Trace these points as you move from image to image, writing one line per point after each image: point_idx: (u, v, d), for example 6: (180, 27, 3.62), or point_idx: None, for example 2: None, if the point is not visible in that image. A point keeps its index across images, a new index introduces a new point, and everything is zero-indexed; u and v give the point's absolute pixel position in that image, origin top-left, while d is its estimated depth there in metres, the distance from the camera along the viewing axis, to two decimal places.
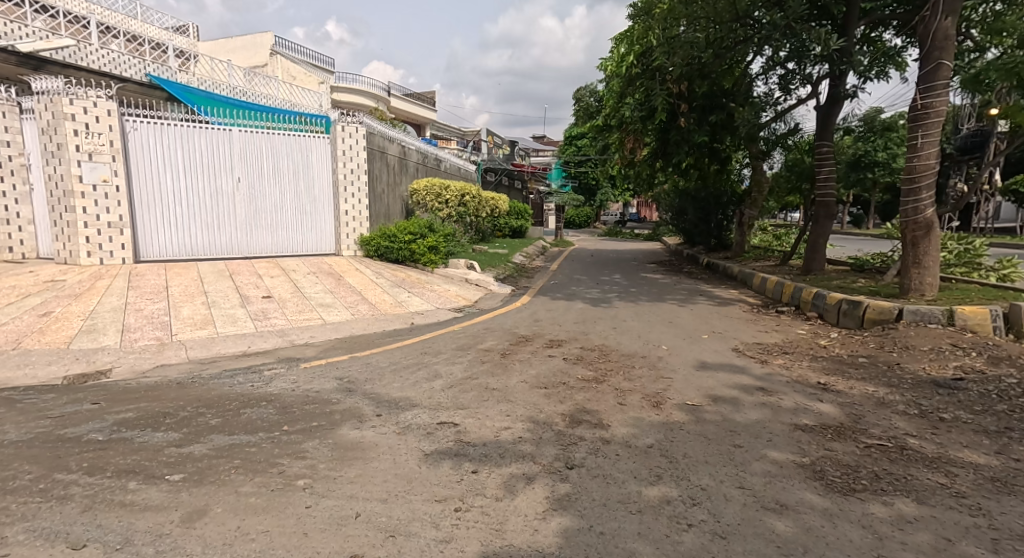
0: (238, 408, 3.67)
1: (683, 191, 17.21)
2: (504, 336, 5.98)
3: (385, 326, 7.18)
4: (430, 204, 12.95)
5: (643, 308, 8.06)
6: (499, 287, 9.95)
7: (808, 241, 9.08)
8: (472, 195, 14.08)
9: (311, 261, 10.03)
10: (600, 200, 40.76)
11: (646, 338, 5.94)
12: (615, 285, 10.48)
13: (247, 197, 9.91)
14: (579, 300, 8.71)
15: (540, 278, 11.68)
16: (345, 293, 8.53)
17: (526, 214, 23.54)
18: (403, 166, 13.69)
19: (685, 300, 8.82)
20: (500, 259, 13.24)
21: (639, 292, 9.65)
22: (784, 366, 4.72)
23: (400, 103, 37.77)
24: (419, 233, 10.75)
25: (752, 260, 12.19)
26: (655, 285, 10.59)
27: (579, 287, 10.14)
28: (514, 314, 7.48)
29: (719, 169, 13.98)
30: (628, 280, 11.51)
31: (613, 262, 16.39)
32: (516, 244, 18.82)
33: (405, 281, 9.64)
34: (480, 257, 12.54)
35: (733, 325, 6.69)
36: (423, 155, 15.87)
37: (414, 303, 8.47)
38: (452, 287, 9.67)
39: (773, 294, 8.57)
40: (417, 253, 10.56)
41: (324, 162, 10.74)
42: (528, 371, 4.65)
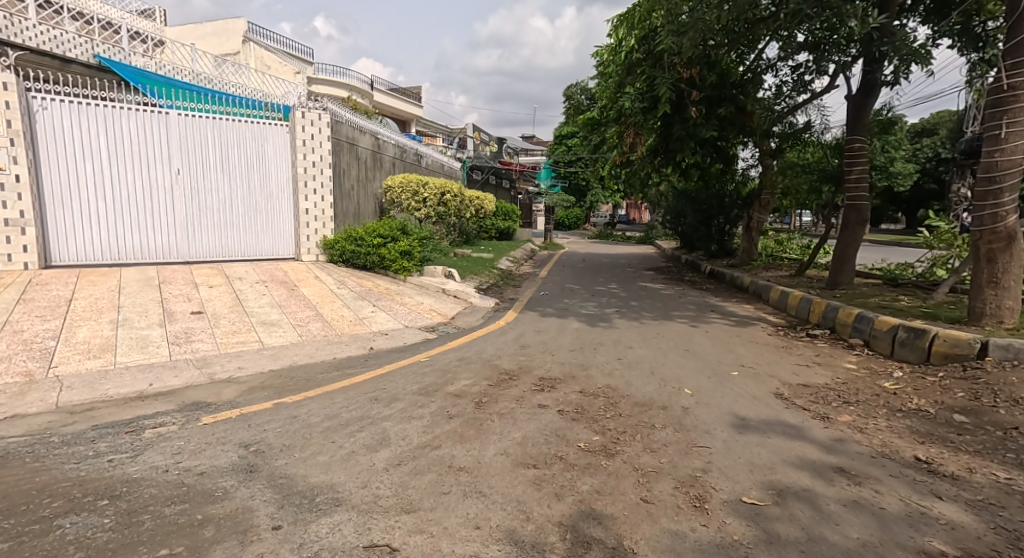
0: (51, 517, 2.36)
1: (682, 192, 16.05)
2: (481, 373, 4.71)
3: (337, 351, 5.88)
4: (407, 203, 11.67)
5: (649, 328, 6.82)
6: (480, 299, 8.64)
7: (835, 251, 7.97)
8: (455, 194, 12.80)
9: (263, 268, 8.68)
10: (590, 201, 39.61)
11: (661, 375, 4.70)
12: (612, 298, 9.23)
13: (187, 193, 8.52)
14: (574, 317, 7.45)
15: (528, 288, 10.43)
16: (296, 307, 7.20)
17: (514, 215, 22.26)
18: (378, 160, 12.35)
19: (696, 318, 7.60)
20: (484, 266, 11.93)
21: (641, 307, 8.41)
22: (855, 425, 3.51)
23: (383, 97, 36.35)
24: (391, 236, 9.45)
25: (762, 269, 11.04)
26: (658, 298, 9.36)
27: (573, 300, 8.88)
28: (497, 337, 6.21)
29: (723, 168, 12.84)
30: (626, 290, 10.27)
31: (607, 268, 15.20)
32: (502, 247, 17.54)
33: (370, 292, 8.30)
34: (462, 263, 11.24)
35: (762, 355, 5.47)
36: (402, 149, 14.52)
37: (378, 321, 7.16)
38: (426, 300, 8.34)
39: (797, 312, 7.41)
40: (388, 259, 9.25)
41: (281, 152, 9.38)
42: (510, 435, 3.39)
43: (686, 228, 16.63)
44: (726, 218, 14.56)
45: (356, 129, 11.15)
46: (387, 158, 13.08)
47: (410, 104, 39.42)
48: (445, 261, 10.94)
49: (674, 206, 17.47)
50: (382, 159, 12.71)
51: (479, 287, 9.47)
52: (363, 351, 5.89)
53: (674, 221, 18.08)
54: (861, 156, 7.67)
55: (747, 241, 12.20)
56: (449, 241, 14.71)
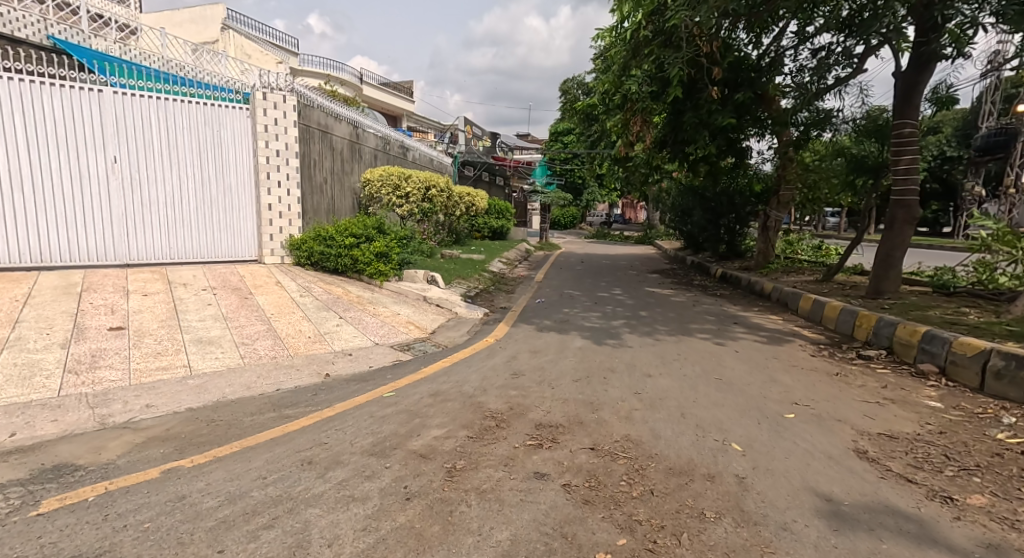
0: None
1: (688, 189, 14.95)
2: (460, 419, 3.58)
3: (286, 377, 4.73)
4: (388, 198, 10.52)
5: (667, 346, 5.71)
6: (467, 308, 7.48)
7: (877, 253, 6.89)
8: (443, 190, 11.67)
9: (216, 272, 7.54)
10: (586, 200, 38.55)
11: (696, 419, 3.60)
12: (618, 307, 8.10)
13: (127, 183, 7.32)
14: (576, 331, 6.33)
15: (522, 294, 9.31)
16: (246, 320, 6.03)
17: (508, 213, 21.12)
18: (355, 151, 11.18)
19: (719, 332, 6.49)
20: (473, 268, 10.80)
21: (652, 318, 7.28)
22: (998, 514, 2.42)
23: (373, 91, 35.14)
24: (365, 235, 8.31)
25: (781, 274, 9.96)
26: (670, 307, 8.24)
27: (574, 309, 7.79)
28: (484, 359, 5.08)
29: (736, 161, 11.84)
30: (632, 297, 9.15)
31: (608, 270, 14.12)
32: (495, 248, 16.41)
33: (338, 301, 7.15)
34: (449, 266, 10.11)
35: (816, 385, 4.36)
36: (384, 140, 13.33)
37: (344, 337, 6.00)
38: (403, 310, 7.18)
39: (837, 326, 6.32)
40: (363, 262, 8.12)
41: (239, 139, 8.20)
42: (494, 536, 2.27)
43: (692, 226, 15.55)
44: (736, 218, 13.49)
45: (329, 115, 9.98)
46: (366, 149, 11.90)
47: (402, 98, 38.16)
48: (429, 264, 9.78)
49: (678, 204, 16.38)
50: (360, 150, 11.54)
51: (465, 293, 8.32)
52: (318, 378, 4.75)
53: (677, 220, 17.01)
54: (912, 144, 6.54)
55: (762, 242, 11.10)
56: (436, 240, 13.55)
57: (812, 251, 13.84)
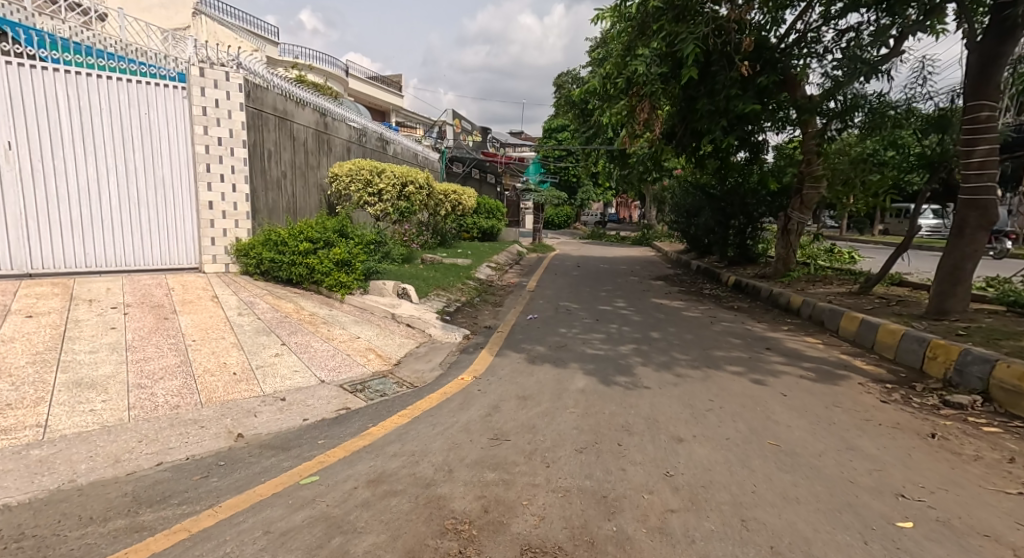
0: None
1: (695, 186, 13.71)
2: (404, 538, 2.31)
3: (180, 440, 3.42)
4: (359, 194, 9.21)
5: (694, 387, 4.47)
6: (442, 330, 6.18)
7: (941, 264, 5.68)
8: (426, 187, 10.37)
9: (135, 284, 6.22)
10: (580, 199, 37.33)
11: (766, 537, 2.36)
12: (625, 327, 6.85)
13: (25, 175, 5.97)
14: (576, 365, 5.06)
15: (511, 308, 8.03)
16: (155, 351, 4.70)
17: (500, 212, 19.81)
18: (322, 142, 9.86)
19: (753, 362, 5.24)
20: (453, 277, 9.48)
21: (667, 344, 6.03)
22: None
23: (358, 84, 33.65)
24: (324, 240, 7.02)
25: (807, 285, 8.74)
26: (685, 326, 6.98)
27: (572, 329, 6.53)
28: (456, 413, 3.79)
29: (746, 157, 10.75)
30: (639, 313, 7.89)
31: (608, 276, 12.88)
32: (484, 251, 15.13)
33: (285, 323, 5.86)
34: (427, 276, 8.80)
35: (915, 458, 3.12)
36: (359, 133, 11.99)
37: (280, 373, 4.69)
38: (364, 334, 5.87)
39: (900, 356, 5.09)
40: (321, 271, 6.83)
41: (172, 124, 6.84)
42: None
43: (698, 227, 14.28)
44: (748, 220, 12.28)
45: (289, 99, 8.66)
46: (336, 141, 10.56)
47: (390, 93, 36.69)
48: (401, 274, 8.48)
49: (683, 204, 15.13)
50: (329, 142, 10.20)
51: (443, 309, 7.03)
52: (224, 442, 3.45)
53: (681, 221, 15.77)
54: (990, 131, 5.32)
55: (781, 248, 9.87)
56: (417, 243, 12.26)
57: (827, 256, 12.64)
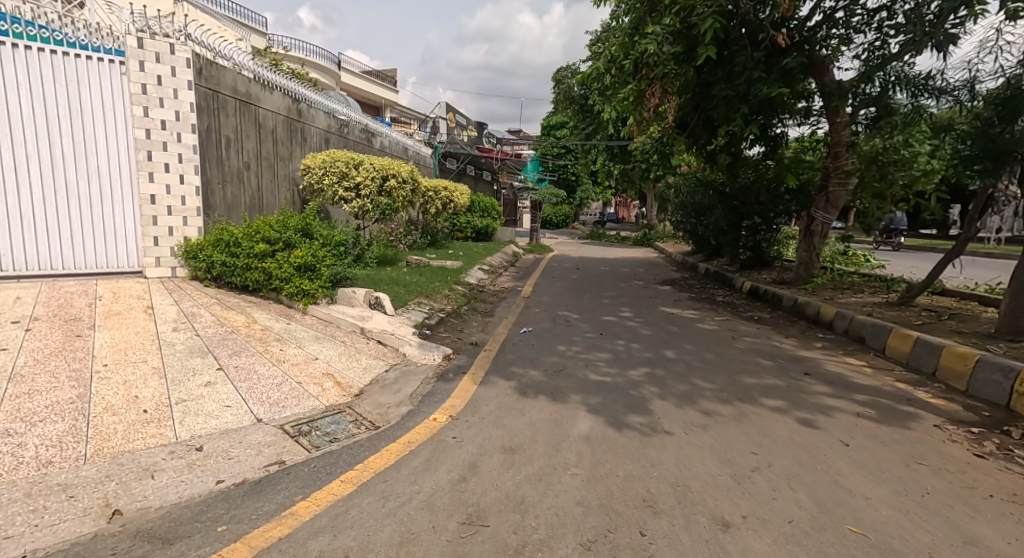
0: None
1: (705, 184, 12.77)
2: None
3: (27, 523, 2.45)
4: (333, 189, 8.22)
5: (728, 432, 3.52)
6: (418, 350, 5.20)
7: (1017, 273, 4.73)
8: (411, 182, 9.38)
9: (54, 293, 5.27)
10: (579, 198, 36.39)
11: None
12: (633, 344, 5.90)
13: None
14: (578, 398, 4.11)
15: (503, 320, 7.07)
16: (48, 382, 3.72)
17: (495, 211, 18.83)
18: (294, 131, 8.89)
19: (793, 395, 4.29)
20: (438, 283, 8.50)
21: (684, 367, 5.08)
22: None
23: (350, 78, 32.61)
24: (285, 241, 6.05)
25: (834, 294, 7.81)
26: (703, 344, 6.03)
27: (572, 348, 5.58)
28: (419, 477, 2.84)
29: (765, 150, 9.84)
30: (648, 326, 6.94)
31: (610, 281, 11.93)
32: (477, 252, 14.17)
33: (228, 341, 4.88)
34: (407, 282, 7.83)
35: None
36: (339, 123, 11.02)
37: (206, 410, 3.72)
38: (323, 356, 4.89)
39: (978, 389, 4.14)
40: (280, 278, 5.87)
41: (108, 104, 5.88)
42: None
43: (708, 226, 13.34)
44: (762, 220, 11.34)
45: (253, 81, 7.66)
46: (311, 131, 9.59)
47: (383, 88, 35.70)
48: (378, 279, 7.51)
49: (690, 202, 14.19)
50: (303, 131, 9.23)
51: (421, 323, 6.05)
52: (90, 526, 2.48)
53: (688, 221, 14.84)
54: None
55: (803, 251, 8.93)
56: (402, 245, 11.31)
57: (844, 259, 11.72)
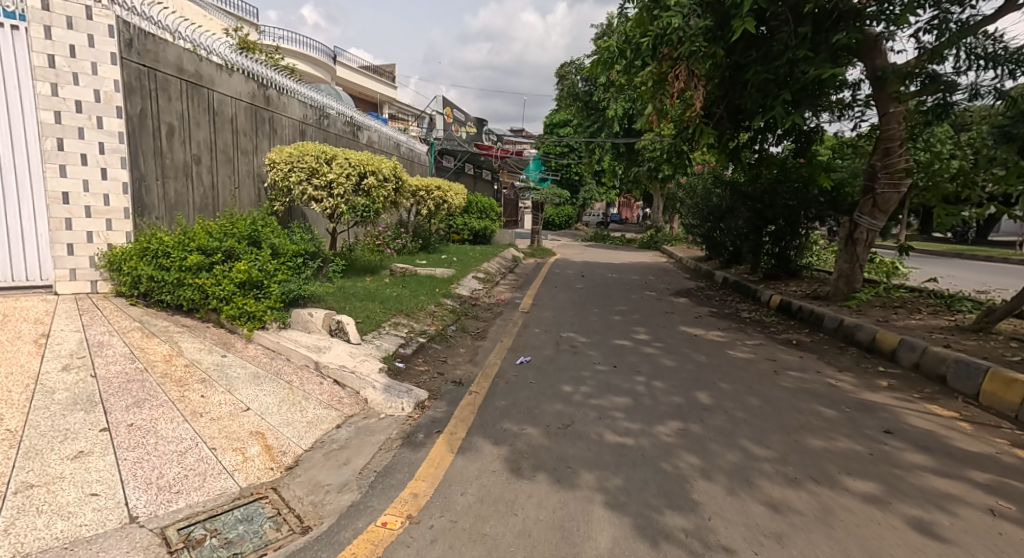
0: None
1: (726, 184, 11.62)
2: None
3: None
4: (301, 187, 7.10)
5: (816, 551, 2.38)
6: (382, 396, 4.06)
7: None
8: (396, 182, 8.24)
9: None
10: (583, 198, 35.26)
11: None
12: (656, 383, 4.76)
13: None
14: (592, 479, 2.98)
15: (496, 346, 5.94)
16: None
17: (494, 212, 17.70)
18: (260, 121, 7.77)
19: (885, 471, 3.16)
20: (420, 297, 7.37)
21: (726, 421, 3.95)
22: None
23: (346, 73, 31.53)
24: (227, 251, 4.90)
25: (885, 314, 6.65)
26: (742, 382, 4.89)
27: (580, 393, 4.44)
28: None
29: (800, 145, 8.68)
30: (670, 354, 5.81)
31: (619, 291, 10.81)
32: (473, 257, 13.06)
33: (130, 386, 3.72)
34: (383, 299, 6.70)
35: None
36: (317, 114, 9.89)
37: (56, 503, 2.57)
38: (255, 406, 3.74)
39: None
40: (218, 297, 4.74)
41: (8, 82, 4.74)
42: None
43: (728, 230, 12.18)
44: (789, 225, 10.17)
45: (206, 60, 6.52)
46: (282, 122, 8.48)
47: (381, 83, 34.61)
48: (345, 297, 6.37)
49: (708, 204, 13.03)
50: (271, 122, 8.11)
51: (392, 355, 4.89)
52: None
53: (704, 225, 13.68)
54: None
55: (843, 262, 7.76)
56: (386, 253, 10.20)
57: None
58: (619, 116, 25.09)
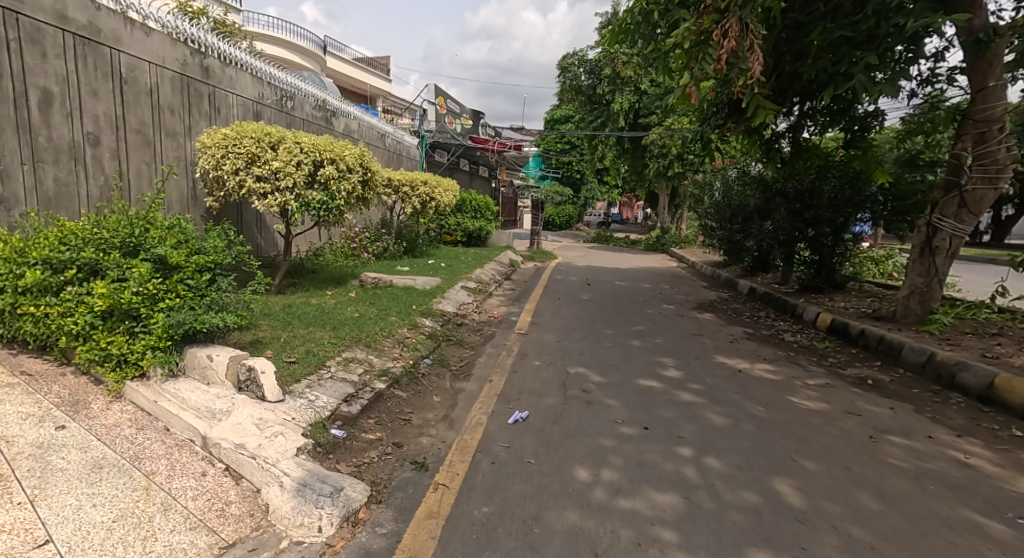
0: None
1: (759, 180, 10.08)
2: None
3: None
4: (238, 177, 5.60)
5: None
6: (290, 505, 2.53)
7: None
8: (366, 173, 6.64)
9: None
10: (584, 197, 33.81)
11: None
12: (710, 465, 3.27)
13: None
14: None
15: (480, 394, 4.47)
16: None
17: (490, 211, 16.23)
18: (192, 95, 6.29)
19: None
20: (389, 318, 5.88)
21: (842, 552, 2.45)
22: None
23: (337, 63, 30.06)
24: (93, 264, 3.36)
25: (988, 346, 5.15)
26: (833, 458, 3.41)
27: (604, 488, 2.96)
28: None
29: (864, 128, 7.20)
30: (716, 406, 4.33)
31: (631, 304, 9.34)
32: (464, 263, 11.59)
33: None
34: (338, 325, 5.21)
35: None
36: (279, 93, 8.40)
37: None
38: (63, 536, 2.19)
39: None
40: (72, 331, 3.22)
41: None
42: None
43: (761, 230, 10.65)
44: (833, 230, 8.65)
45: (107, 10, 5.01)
46: (227, 100, 7.00)
47: (375, 76, 33.16)
48: (288, 327, 4.89)
49: (735, 202, 11.52)
50: (211, 99, 6.63)
51: (325, 420, 3.37)
52: None
53: (726, 227, 12.19)
54: None
55: (917, 275, 6.26)
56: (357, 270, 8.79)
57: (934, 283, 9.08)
58: (625, 110, 23.59)
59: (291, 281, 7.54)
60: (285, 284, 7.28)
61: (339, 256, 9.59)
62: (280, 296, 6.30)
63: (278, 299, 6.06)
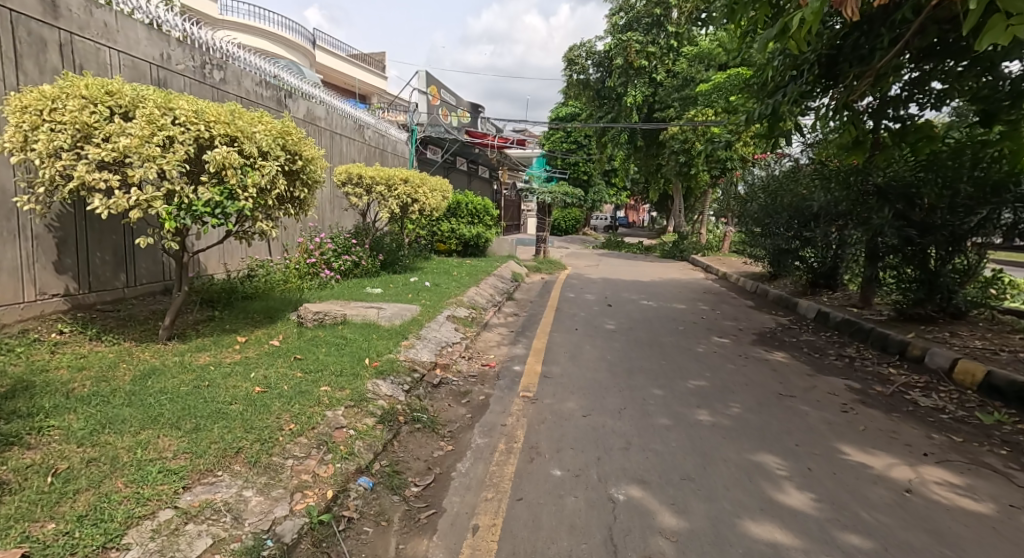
0: None
1: (836, 175, 7.83)
2: None
3: None
4: (64, 162, 3.38)
5: None
6: None
7: None
8: (297, 161, 4.42)
9: None
10: (591, 200, 31.60)
11: None
12: None
13: None
14: None
15: None
16: None
17: (492, 214, 13.99)
18: (21, 42, 4.10)
19: None
20: (315, 392, 3.66)
21: None
22: None
23: (326, 57, 27.92)
24: None
25: None
26: None
27: None
28: None
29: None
30: None
31: (670, 338, 7.11)
32: (456, 279, 9.41)
33: None
34: (211, 416, 2.98)
35: None
36: (199, 59, 6.18)
37: None
38: None
39: None
40: None
41: None
42: None
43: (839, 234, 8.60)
44: (952, 239, 6.39)
45: None
46: (99, 55, 4.80)
47: (367, 72, 31.04)
48: (100, 431, 2.65)
49: (795, 204, 9.28)
50: (63, 51, 4.44)
51: None
52: None
53: (779, 234, 9.93)
54: None
55: None
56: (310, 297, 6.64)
57: None
58: (638, 104, 21.37)
59: (206, 311, 5.68)
60: (198, 318, 5.37)
61: (291, 275, 7.37)
62: (161, 350, 4.09)
63: (148, 358, 3.83)
